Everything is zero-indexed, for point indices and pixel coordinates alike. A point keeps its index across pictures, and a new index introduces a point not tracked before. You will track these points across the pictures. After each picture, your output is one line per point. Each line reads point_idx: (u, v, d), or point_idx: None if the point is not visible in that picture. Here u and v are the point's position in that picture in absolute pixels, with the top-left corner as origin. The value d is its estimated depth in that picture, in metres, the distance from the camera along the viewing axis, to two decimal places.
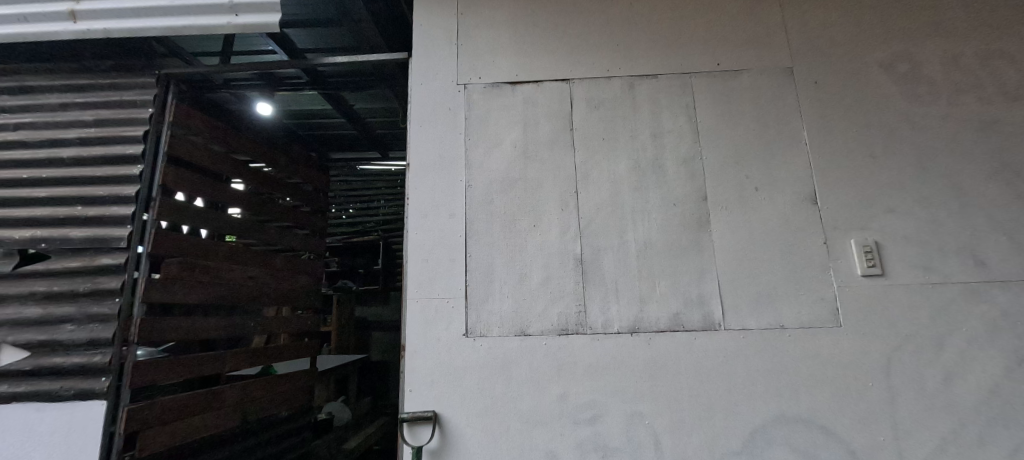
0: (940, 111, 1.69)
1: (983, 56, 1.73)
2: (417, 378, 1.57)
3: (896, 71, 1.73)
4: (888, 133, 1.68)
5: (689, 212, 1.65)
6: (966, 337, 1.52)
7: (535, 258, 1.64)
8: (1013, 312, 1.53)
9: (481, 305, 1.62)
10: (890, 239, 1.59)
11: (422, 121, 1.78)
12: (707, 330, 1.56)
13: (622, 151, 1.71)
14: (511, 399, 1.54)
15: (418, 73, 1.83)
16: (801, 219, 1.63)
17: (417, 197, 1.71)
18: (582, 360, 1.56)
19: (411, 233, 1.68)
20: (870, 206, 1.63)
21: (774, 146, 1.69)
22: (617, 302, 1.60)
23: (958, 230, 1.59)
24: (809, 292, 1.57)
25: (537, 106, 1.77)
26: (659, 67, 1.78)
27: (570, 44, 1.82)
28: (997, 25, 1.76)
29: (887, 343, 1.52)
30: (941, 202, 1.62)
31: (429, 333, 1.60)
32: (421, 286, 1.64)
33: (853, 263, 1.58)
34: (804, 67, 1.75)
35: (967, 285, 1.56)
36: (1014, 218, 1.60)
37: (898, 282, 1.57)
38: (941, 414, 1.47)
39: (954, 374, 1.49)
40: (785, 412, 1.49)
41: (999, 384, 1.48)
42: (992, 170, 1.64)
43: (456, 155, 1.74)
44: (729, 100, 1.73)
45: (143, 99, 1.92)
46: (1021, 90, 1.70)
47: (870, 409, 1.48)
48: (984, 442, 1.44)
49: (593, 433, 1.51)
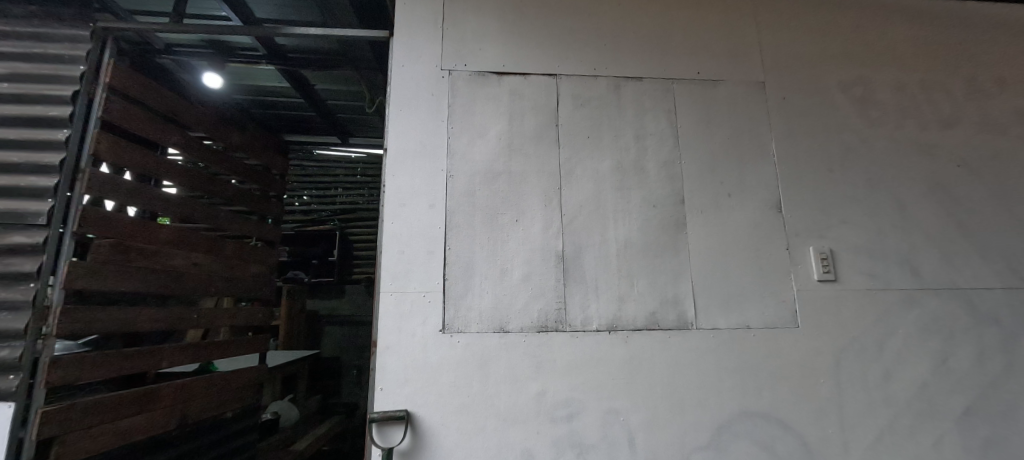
0: (889, 133, 1.86)
1: (923, 87, 1.93)
2: (389, 375, 1.48)
3: (852, 94, 1.88)
4: (844, 149, 1.82)
5: (667, 214, 1.69)
6: (903, 339, 1.67)
7: (517, 253, 1.61)
8: (940, 317, 1.71)
9: (459, 301, 1.56)
10: (843, 247, 1.73)
11: (402, 105, 1.69)
12: (680, 329, 1.61)
13: (608, 150, 1.73)
14: (488, 397, 1.50)
15: (400, 54, 1.73)
16: (767, 226, 1.72)
17: (394, 184, 1.62)
18: (561, 357, 1.55)
19: (387, 223, 1.58)
20: (827, 216, 1.76)
21: (746, 155, 1.78)
22: (597, 300, 1.60)
23: (898, 241, 1.76)
24: (773, 293, 1.67)
25: (523, 99, 1.74)
26: (644, 71, 1.81)
27: (559, 39, 1.81)
28: (934, 59, 1.96)
29: (837, 343, 1.65)
30: (885, 215, 1.78)
31: (403, 328, 1.52)
32: (396, 279, 1.55)
33: (811, 268, 1.70)
34: (776, 83, 1.85)
35: (905, 292, 1.72)
36: (943, 234, 1.79)
37: (848, 288, 1.70)
38: (880, 408, 1.61)
39: (892, 372, 1.64)
40: (749, 408, 1.57)
41: (927, 381, 1.65)
42: (928, 188, 1.82)
43: (439, 143, 1.67)
44: (709, 108, 1.80)
45: (73, 54, 1.67)
46: (951, 119, 1.91)
47: (822, 405, 1.59)
48: (914, 434, 1.60)
49: (569, 430, 1.50)
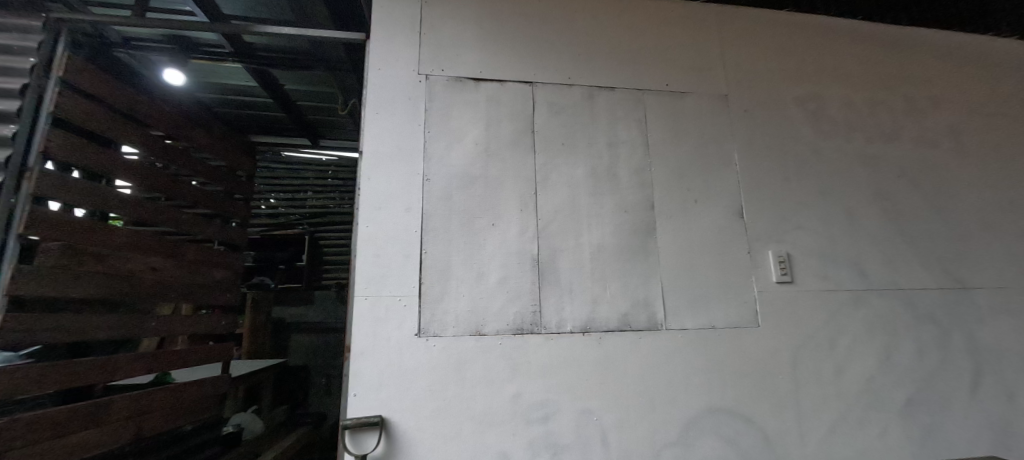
0: (839, 146, 2.00)
1: (868, 103, 2.09)
2: (363, 381, 1.46)
3: (806, 108, 2.02)
4: (799, 160, 1.95)
5: (638, 219, 1.76)
6: (851, 336, 1.80)
7: (493, 257, 1.63)
8: (884, 316, 1.85)
9: (436, 305, 1.56)
10: (798, 251, 1.85)
11: (379, 108, 1.68)
12: (651, 330, 1.66)
13: (582, 157, 1.78)
14: (464, 401, 1.50)
15: (376, 57, 1.72)
16: (730, 231, 1.82)
17: (369, 187, 1.60)
18: (536, 359, 1.57)
19: (362, 226, 1.57)
20: (785, 222, 1.87)
21: (711, 164, 1.87)
22: (571, 302, 1.64)
23: (848, 246, 1.89)
24: (736, 295, 1.76)
25: (500, 105, 1.77)
26: (616, 81, 1.88)
27: (535, 48, 1.85)
28: (877, 78, 2.14)
29: (794, 340, 1.76)
30: (835, 221, 1.91)
31: (378, 333, 1.50)
32: (371, 283, 1.53)
33: (770, 271, 1.81)
34: (738, 96, 1.97)
35: (853, 293, 1.85)
36: (886, 239, 1.93)
37: (803, 289, 1.82)
38: (834, 401, 1.72)
39: (842, 367, 1.77)
40: (715, 405, 1.64)
41: (874, 375, 1.78)
42: (873, 197, 1.98)
43: (415, 146, 1.67)
44: (677, 118, 1.89)
45: (23, 46, 1.59)
46: (893, 134, 2.07)
47: (781, 400, 1.69)
48: (863, 425, 1.72)
49: (544, 431, 1.53)
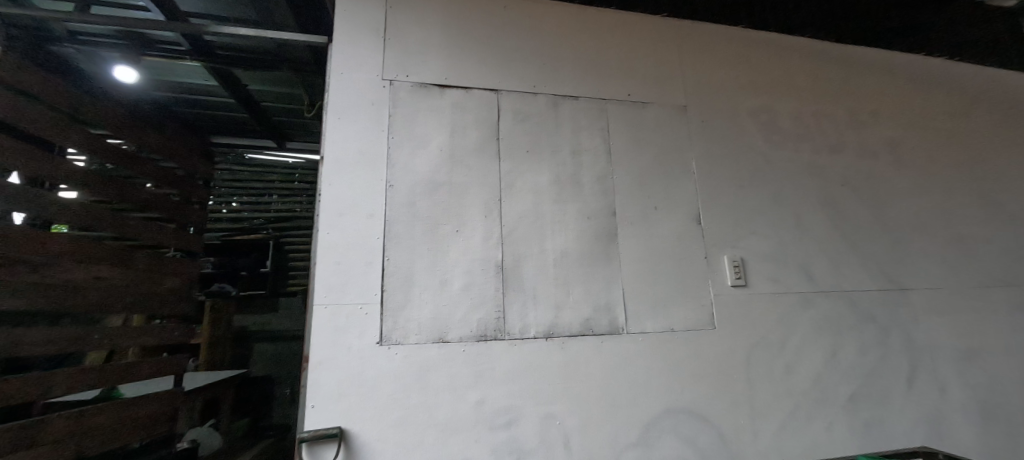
0: (789, 155, 2.11)
1: (815, 115, 2.22)
2: (322, 392, 1.43)
3: (759, 119, 2.12)
4: (752, 168, 2.04)
5: (600, 225, 1.80)
6: (800, 336, 1.90)
7: (457, 264, 1.63)
8: (830, 316, 1.96)
9: (399, 312, 1.54)
10: (751, 256, 1.93)
11: (341, 113, 1.65)
12: (613, 334, 1.70)
13: (546, 164, 1.81)
14: (428, 409, 1.49)
15: (339, 61, 1.70)
16: (688, 236, 1.89)
17: (330, 193, 1.58)
18: (500, 365, 1.58)
19: (323, 233, 1.54)
20: (740, 228, 1.96)
21: (670, 172, 1.94)
22: (535, 308, 1.66)
23: (797, 251, 2.00)
24: (694, 298, 1.83)
25: (465, 112, 1.78)
26: (580, 90, 1.92)
27: (500, 56, 1.87)
28: (824, 92, 2.27)
29: (748, 342, 1.83)
30: (786, 227, 2.01)
31: (338, 342, 1.47)
32: (332, 291, 1.50)
33: (725, 275, 1.88)
34: (696, 107, 2.05)
35: (802, 295, 1.95)
36: (831, 244, 2.05)
37: (756, 292, 1.90)
38: (784, 398, 1.81)
39: (792, 366, 1.86)
40: (674, 406, 1.70)
41: (821, 373, 1.88)
42: (820, 204, 2.09)
43: (378, 152, 1.66)
44: (638, 127, 1.95)
45: None
46: (838, 145, 2.21)
47: (735, 399, 1.76)
48: (811, 420, 1.81)
49: (508, 437, 1.53)
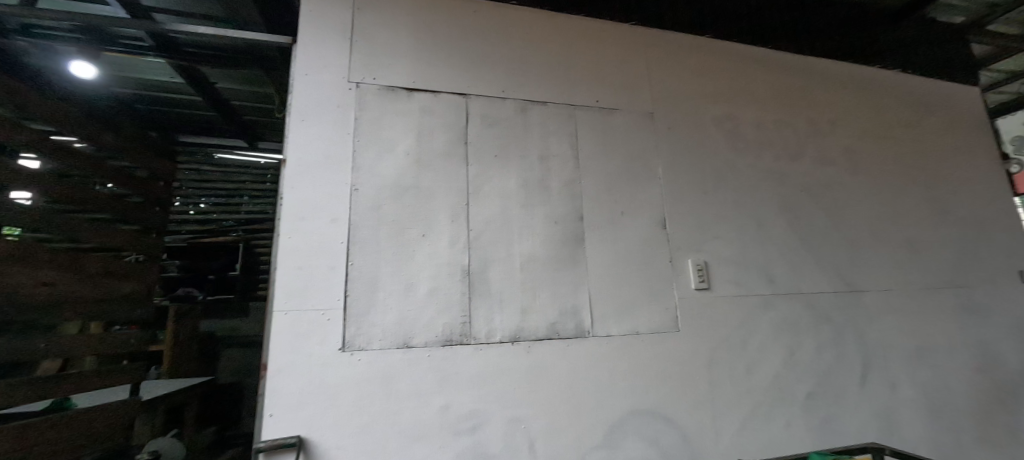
0: (751, 162, 2.18)
1: (777, 123, 2.29)
2: (281, 400, 1.40)
3: (723, 126, 2.18)
4: (716, 174, 2.10)
5: (567, 229, 1.82)
6: (761, 337, 1.96)
7: (423, 269, 1.62)
8: (789, 318, 2.02)
9: (363, 318, 1.53)
10: (714, 260, 1.99)
11: (305, 115, 1.63)
12: (579, 337, 1.72)
13: (514, 168, 1.82)
14: (391, 415, 1.48)
15: (304, 62, 1.67)
16: (654, 240, 1.92)
17: (293, 197, 1.55)
18: (465, 370, 1.58)
19: (284, 237, 1.51)
20: (704, 233, 2.01)
21: (637, 177, 1.97)
22: (501, 312, 1.66)
23: (758, 254, 2.06)
24: (659, 301, 1.86)
25: (433, 115, 1.77)
26: (549, 96, 1.94)
27: (469, 60, 1.87)
28: (785, 101, 2.35)
29: (710, 343, 1.88)
30: (748, 232, 2.07)
31: (299, 349, 1.45)
32: (293, 297, 1.48)
33: (689, 279, 1.93)
34: (663, 114, 2.09)
35: (763, 297, 2.01)
36: (791, 248, 2.12)
37: (719, 295, 1.95)
38: (745, 398, 1.86)
39: (753, 366, 1.91)
40: (638, 407, 1.72)
41: (780, 372, 1.94)
42: (781, 209, 2.16)
43: (344, 155, 1.64)
44: (606, 133, 1.98)
45: None
46: (798, 152, 2.29)
47: (698, 400, 1.80)
48: (770, 419, 1.87)
49: (473, 442, 1.53)
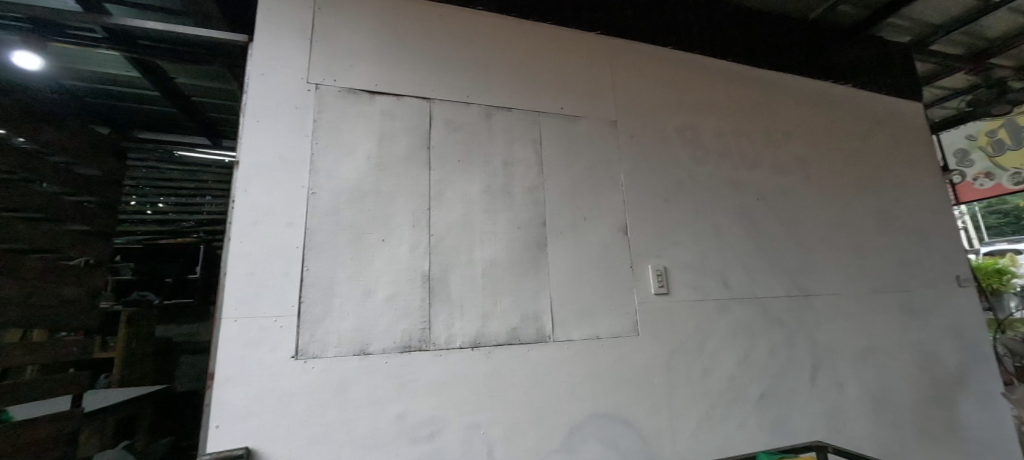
0: (710, 170, 2.25)
1: (735, 133, 2.38)
2: (228, 411, 1.35)
3: (684, 135, 2.24)
4: (677, 181, 2.16)
5: (529, 235, 1.83)
6: (717, 341, 2.02)
7: (382, 274, 1.60)
8: (744, 321, 2.10)
9: (318, 324, 1.49)
10: (673, 266, 2.04)
11: (260, 116, 1.59)
12: (539, 342, 1.74)
13: (477, 174, 1.82)
14: (345, 424, 1.45)
15: (260, 61, 1.63)
16: (615, 246, 1.96)
17: (245, 200, 1.50)
18: (424, 376, 1.57)
19: (235, 242, 1.46)
20: (664, 239, 2.06)
21: (600, 183, 2.01)
22: (461, 318, 1.66)
23: (716, 260, 2.12)
24: (619, 306, 1.90)
25: (396, 119, 1.76)
26: (513, 101, 1.95)
27: (433, 64, 1.87)
28: (743, 112, 2.44)
29: (668, 347, 1.93)
30: (706, 238, 2.14)
31: (249, 357, 1.40)
32: (243, 303, 1.43)
33: (649, 284, 1.97)
34: (626, 122, 2.14)
35: (719, 302, 2.08)
36: (747, 253, 2.20)
37: (678, 299, 2.00)
38: (701, 399, 1.92)
39: (709, 369, 1.97)
40: (597, 411, 1.75)
41: (735, 374, 2.01)
42: (737, 216, 2.24)
43: (301, 158, 1.60)
44: (570, 140, 2.00)
45: None
46: (755, 161, 2.38)
47: (656, 402, 1.84)
48: (724, 420, 1.93)
49: (430, 449, 1.52)
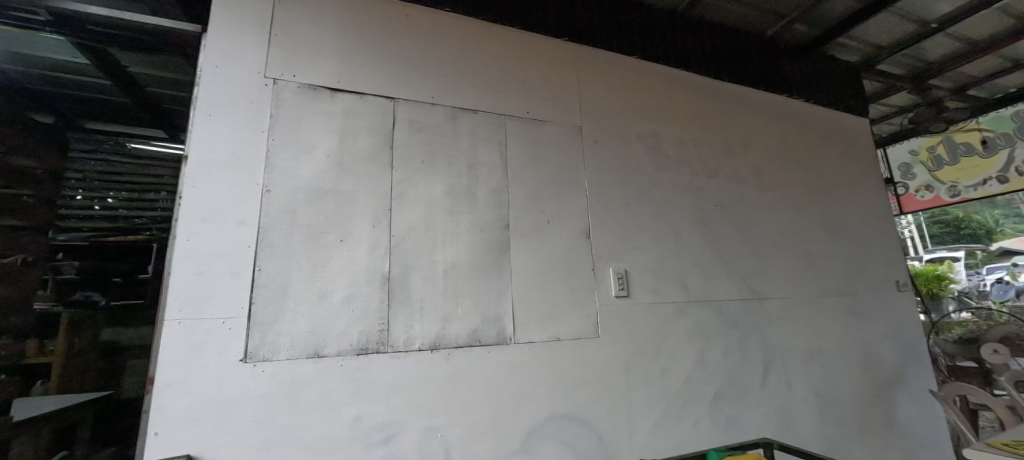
0: (671, 177, 2.32)
1: (695, 141, 2.46)
2: (170, 417, 1.29)
3: (646, 142, 2.30)
4: (638, 187, 2.21)
5: (493, 237, 1.84)
6: (674, 342, 2.08)
7: (339, 275, 1.57)
8: (701, 323, 2.17)
9: (269, 326, 1.45)
10: (634, 269, 2.08)
11: (213, 109, 1.53)
12: (500, 344, 1.74)
13: (441, 175, 1.81)
14: (297, 429, 1.41)
15: (215, 53, 1.57)
16: (577, 249, 1.99)
17: (193, 196, 1.44)
18: (381, 379, 1.54)
19: (181, 240, 1.40)
20: (625, 243, 2.10)
21: (563, 187, 2.03)
22: (420, 320, 1.64)
23: (674, 264, 2.19)
24: (580, 308, 1.93)
25: (358, 117, 1.73)
26: (479, 104, 1.95)
27: (398, 63, 1.85)
28: (703, 121, 2.53)
29: (627, 349, 1.97)
30: (665, 243, 2.20)
31: (193, 360, 1.35)
32: (188, 304, 1.37)
33: (610, 287, 2.01)
34: (591, 127, 2.18)
35: (677, 305, 2.14)
36: (704, 258, 2.28)
37: (637, 302, 2.05)
38: (658, 400, 1.97)
39: (666, 369, 2.02)
40: (556, 412, 1.77)
41: (691, 375, 2.07)
42: (696, 222, 2.32)
43: (255, 155, 1.55)
44: (535, 143, 2.02)
45: None
46: (714, 169, 2.46)
47: (614, 403, 1.88)
48: (680, 419, 1.98)
49: (386, 453, 1.50)
